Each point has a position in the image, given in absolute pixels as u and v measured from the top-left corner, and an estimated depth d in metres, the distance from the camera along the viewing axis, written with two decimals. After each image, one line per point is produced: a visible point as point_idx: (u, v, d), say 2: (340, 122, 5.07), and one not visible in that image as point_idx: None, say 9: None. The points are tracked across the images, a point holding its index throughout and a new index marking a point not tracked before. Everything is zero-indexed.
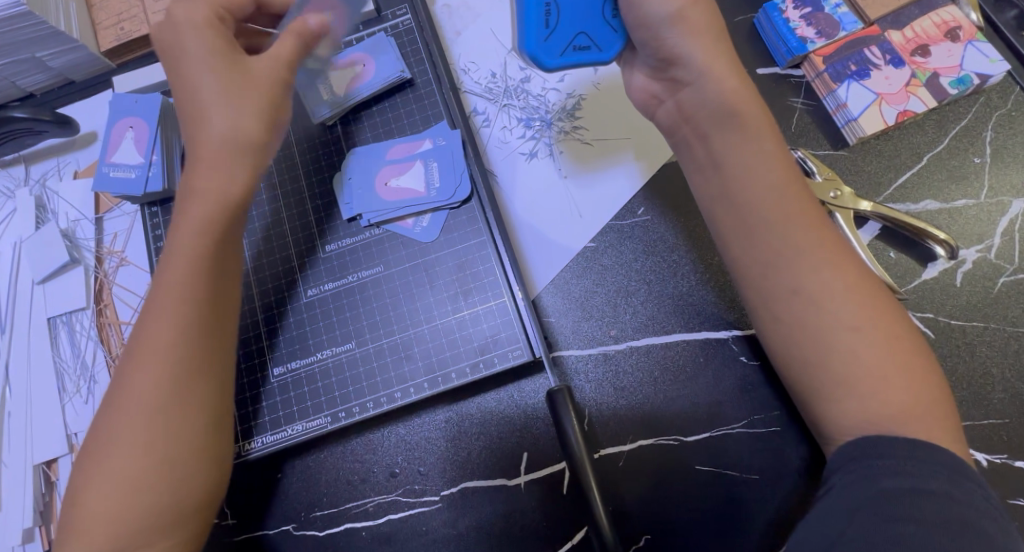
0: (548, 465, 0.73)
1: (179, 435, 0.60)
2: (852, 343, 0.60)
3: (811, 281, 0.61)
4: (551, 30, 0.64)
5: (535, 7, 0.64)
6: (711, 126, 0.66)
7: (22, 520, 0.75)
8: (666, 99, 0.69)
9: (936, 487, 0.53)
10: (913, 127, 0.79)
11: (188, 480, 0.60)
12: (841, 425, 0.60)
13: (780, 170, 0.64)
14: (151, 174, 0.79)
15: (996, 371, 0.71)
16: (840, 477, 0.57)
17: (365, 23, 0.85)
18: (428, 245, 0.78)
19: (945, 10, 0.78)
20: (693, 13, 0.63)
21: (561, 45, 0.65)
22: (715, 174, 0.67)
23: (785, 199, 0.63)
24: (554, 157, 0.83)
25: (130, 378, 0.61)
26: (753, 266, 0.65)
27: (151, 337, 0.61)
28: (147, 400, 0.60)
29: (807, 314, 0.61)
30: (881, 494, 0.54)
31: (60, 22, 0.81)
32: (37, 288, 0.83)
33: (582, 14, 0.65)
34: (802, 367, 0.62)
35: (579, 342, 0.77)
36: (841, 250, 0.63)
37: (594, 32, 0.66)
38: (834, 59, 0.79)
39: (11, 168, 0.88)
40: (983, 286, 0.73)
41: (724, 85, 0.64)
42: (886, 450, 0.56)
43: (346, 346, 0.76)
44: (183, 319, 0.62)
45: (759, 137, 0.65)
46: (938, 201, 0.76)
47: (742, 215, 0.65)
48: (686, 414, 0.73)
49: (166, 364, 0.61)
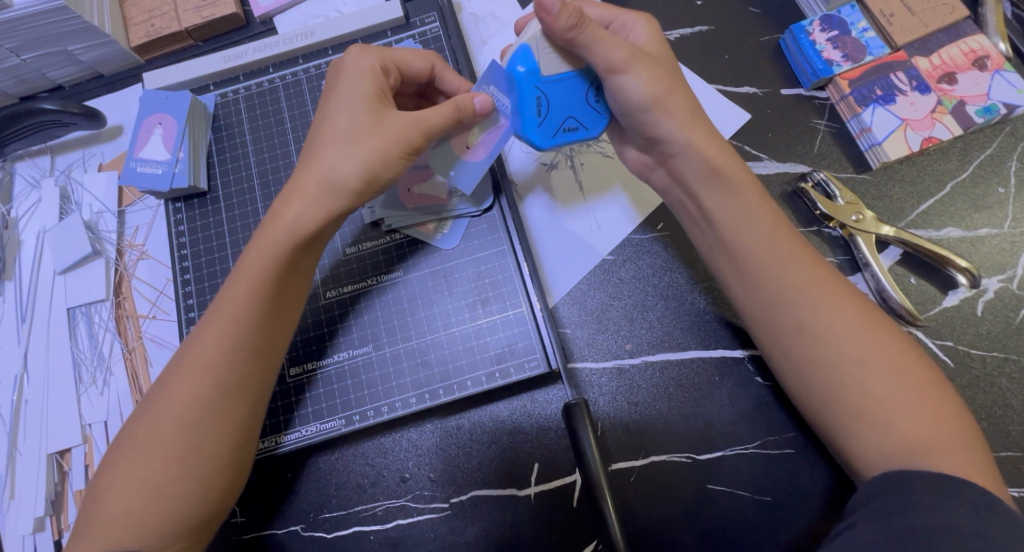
0: (559, 477, 0.73)
1: (198, 443, 0.60)
2: (862, 378, 0.60)
3: (813, 317, 0.62)
4: (541, 118, 0.66)
5: (527, 100, 0.65)
6: (699, 186, 0.67)
7: (34, 509, 0.75)
8: (657, 167, 0.72)
9: (966, 526, 0.52)
10: (937, 154, 0.79)
11: (206, 490, 0.61)
12: (873, 463, 0.59)
13: (769, 221, 0.66)
14: (177, 170, 0.79)
15: (1016, 403, 0.71)
16: (868, 512, 0.56)
17: (394, 29, 0.86)
18: (448, 252, 0.78)
19: (972, 39, 0.78)
20: (671, 101, 0.65)
21: (553, 127, 0.67)
22: (709, 228, 0.68)
23: (778, 240, 0.65)
24: (575, 169, 0.83)
25: (173, 382, 0.62)
26: (755, 308, 0.65)
27: (200, 347, 0.62)
28: (176, 406, 0.61)
29: (818, 351, 0.61)
30: (911, 531, 0.53)
31: (93, 17, 0.82)
32: (58, 278, 0.84)
33: (568, 101, 0.66)
34: (823, 398, 0.62)
35: (595, 355, 0.77)
36: (838, 285, 0.64)
37: (582, 114, 0.67)
38: (859, 83, 0.79)
39: (38, 158, 0.89)
40: (1004, 317, 0.73)
41: (705, 153, 0.66)
42: (916, 488, 0.55)
43: (363, 349, 0.76)
44: (240, 340, 0.62)
45: (743, 191, 0.66)
46: (961, 228, 0.76)
47: (742, 260, 0.66)
48: (698, 433, 0.73)
49: (215, 375, 0.61)
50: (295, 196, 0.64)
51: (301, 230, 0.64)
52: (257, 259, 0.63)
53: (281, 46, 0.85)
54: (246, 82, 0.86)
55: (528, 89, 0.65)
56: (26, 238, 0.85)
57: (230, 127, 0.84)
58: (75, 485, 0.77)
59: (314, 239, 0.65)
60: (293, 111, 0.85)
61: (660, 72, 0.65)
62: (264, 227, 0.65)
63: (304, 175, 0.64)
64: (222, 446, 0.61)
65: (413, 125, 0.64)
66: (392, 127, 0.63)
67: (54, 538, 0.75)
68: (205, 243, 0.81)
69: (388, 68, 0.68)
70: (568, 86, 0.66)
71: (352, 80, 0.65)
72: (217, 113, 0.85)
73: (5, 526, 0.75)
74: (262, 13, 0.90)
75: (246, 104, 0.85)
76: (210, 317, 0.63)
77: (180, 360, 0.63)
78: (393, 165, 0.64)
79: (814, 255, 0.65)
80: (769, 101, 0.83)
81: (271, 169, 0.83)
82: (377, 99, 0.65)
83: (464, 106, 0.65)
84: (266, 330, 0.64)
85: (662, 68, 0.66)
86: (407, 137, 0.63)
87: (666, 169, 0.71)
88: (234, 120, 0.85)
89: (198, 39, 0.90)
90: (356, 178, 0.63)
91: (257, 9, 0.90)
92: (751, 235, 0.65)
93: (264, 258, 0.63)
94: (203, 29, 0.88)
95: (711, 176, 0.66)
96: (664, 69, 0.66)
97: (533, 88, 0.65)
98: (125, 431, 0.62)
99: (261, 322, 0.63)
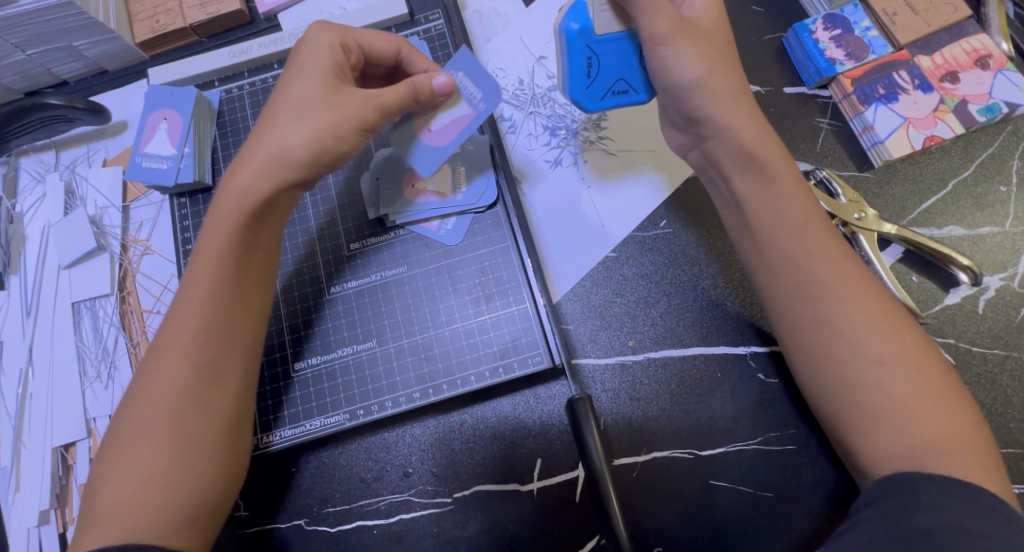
0: (562, 473, 0.73)
1: (187, 429, 0.61)
2: (880, 376, 0.60)
3: (836, 312, 0.62)
4: (591, 80, 0.70)
5: (576, 58, 0.69)
6: (733, 172, 0.68)
7: (39, 503, 0.76)
8: (693, 148, 0.72)
9: (968, 524, 0.53)
10: (939, 152, 0.79)
11: (198, 475, 0.61)
12: (880, 462, 0.60)
13: (803, 211, 0.65)
14: (182, 166, 0.80)
15: (1017, 401, 0.71)
16: (873, 510, 0.57)
17: (398, 26, 0.86)
18: (452, 247, 0.79)
19: (975, 38, 0.79)
20: (714, 81, 0.65)
21: (602, 90, 0.71)
22: (738, 213, 0.69)
23: (804, 233, 0.65)
24: (578, 166, 0.83)
25: (153, 370, 0.62)
26: (776, 297, 0.66)
27: (175, 333, 0.62)
28: (161, 394, 0.61)
29: (835, 347, 0.62)
30: (915, 530, 0.54)
31: (98, 13, 0.82)
32: (63, 273, 0.84)
33: (622, 63, 0.69)
34: (838, 398, 0.62)
35: (598, 351, 0.77)
36: (864, 280, 0.63)
37: (633, 78, 0.70)
38: (862, 81, 0.79)
39: (42, 154, 0.89)
40: (1006, 314, 0.74)
41: (742, 138, 0.66)
42: (921, 488, 0.56)
43: (367, 344, 0.77)
44: (209, 321, 0.63)
45: (781, 180, 0.66)
46: (962, 226, 0.77)
47: (769, 249, 0.66)
48: (701, 428, 0.73)
49: (192, 355, 0.62)
50: None
51: (258, 202, 0.64)
52: (216, 244, 0.64)
53: (286, 43, 0.86)
54: (251, 78, 0.86)
55: (579, 49, 0.68)
56: (31, 233, 0.86)
57: (235, 122, 0.85)
58: (79, 478, 0.78)
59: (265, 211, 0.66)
60: None
61: (711, 49, 0.66)
62: (217, 202, 0.65)
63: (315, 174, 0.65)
64: (214, 431, 0.62)
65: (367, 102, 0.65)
66: (348, 104, 0.65)
67: (59, 531, 0.76)
68: None
69: (346, 46, 0.69)
70: (622, 47, 0.68)
71: (309, 50, 0.67)
72: (222, 108, 0.85)
73: (10, 520, 0.76)
74: (267, 9, 0.90)
75: (251, 100, 0.85)
76: (178, 304, 0.64)
77: (155, 349, 0.63)
78: (345, 140, 0.65)
79: (845, 246, 0.65)
80: (772, 99, 0.83)
81: None
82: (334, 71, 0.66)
83: (423, 85, 0.66)
84: (239, 309, 0.65)
85: (712, 45, 0.66)
86: (364, 114, 0.65)
87: (701, 150, 0.71)
88: (238, 115, 0.85)
89: (202, 35, 0.90)
90: None
91: (262, 6, 0.91)
92: (778, 226, 0.65)
93: (233, 238, 0.64)
94: (207, 25, 0.89)
95: (743, 160, 0.66)
96: (715, 46, 0.66)
97: (583, 48, 0.68)
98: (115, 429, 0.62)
99: (233, 299, 0.64)
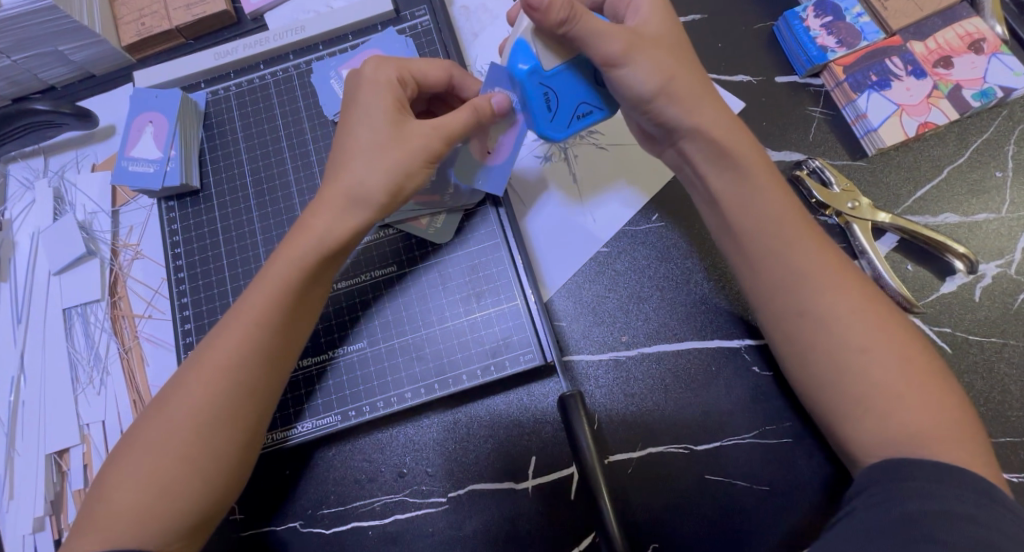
0: (555, 471, 0.73)
1: (209, 438, 0.60)
2: (867, 361, 0.59)
3: (824, 299, 0.61)
4: (553, 112, 0.66)
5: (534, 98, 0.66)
6: (707, 169, 0.67)
7: (34, 509, 0.76)
8: (667, 147, 0.71)
9: (964, 509, 0.52)
10: (934, 139, 0.78)
11: (206, 487, 0.60)
12: (870, 451, 0.59)
13: (783, 201, 0.65)
14: (169, 169, 0.79)
15: (1015, 388, 0.71)
16: (864, 499, 0.56)
17: (384, 23, 0.85)
18: (441, 247, 0.78)
19: (968, 22, 0.77)
20: (677, 88, 0.63)
21: (567, 118, 0.67)
22: (716, 210, 0.68)
23: (791, 220, 0.64)
24: (568, 161, 0.82)
25: (184, 381, 0.62)
26: (762, 287, 0.65)
27: (221, 348, 0.62)
28: (189, 405, 0.61)
29: (821, 333, 0.61)
30: (904, 516, 0.53)
31: (82, 17, 0.81)
32: (54, 280, 0.84)
33: (573, 88, 0.66)
34: (826, 389, 0.61)
35: (591, 347, 0.76)
36: (850, 272, 0.63)
37: (591, 96, 0.67)
38: (854, 69, 0.78)
39: (30, 159, 0.88)
40: (1002, 302, 0.73)
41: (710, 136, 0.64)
42: (913, 473, 0.55)
43: (358, 345, 0.76)
44: (254, 341, 0.62)
45: (755, 171, 0.65)
46: (958, 214, 0.76)
47: (754, 236, 0.65)
48: (695, 424, 0.73)
49: (230, 378, 0.61)
50: (319, 205, 0.64)
51: (330, 241, 0.64)
52: (285, 271, 0.63)
53: (272, 43, 0.85)
54: (238, 79, 0.85)
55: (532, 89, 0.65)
56: (20, 239, 0.85)
57: (223, 125, 0.84)
58: (74, 484, 0.78)
59: (336, 253, 0.65)
60: (285, 109, 0.84)
61: (666, 58, 0.64)
62: (291, 236, 0.65)
63: (329, 188, 0.64)
64: (226, 445, 0.61)
65: (434, 133, 0.63)
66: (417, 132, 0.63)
67: (54, 537, 0.76)
68: (199, 242, 0.81)
69: (404, 80, 0.67)
70: (567, 75, 0.66)
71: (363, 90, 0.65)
72: (208, 111, 0.85)
73: (6, 527, 0.76)
74: (252, 9, 0.90)
75: (237, 101, 0.85)
76: (231, 322, 0.63)
77: (195, 362, 0.63)
78: (416, 175, 0.64)
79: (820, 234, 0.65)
80: (764, 89, 0.82)
81: (263, 167, 0.83)
82: (396, 110, 0.64)
83: (482, 108, 0.66)
84: (283, 334, 0.64)
85: (671, 52, 0.64)
86: (433, 145, 0.63)
87: (676, 149, 0.69)
88: (225, 117, 0.85)
89: (188, 37, 0.89)
90: (377, 186, 0.63)
91: (248, 6, 0.90)
92: (759, 223, 0.65)
93: (298, 274, 0.63)
94: (193, 27, 0.88)
95: (715, 157, 0.65)
96: (672, 54, 0.64)
97: (537, 85, 0.65)
98: (129, 434, 0.62)
99: (279, 327, 0.63)
